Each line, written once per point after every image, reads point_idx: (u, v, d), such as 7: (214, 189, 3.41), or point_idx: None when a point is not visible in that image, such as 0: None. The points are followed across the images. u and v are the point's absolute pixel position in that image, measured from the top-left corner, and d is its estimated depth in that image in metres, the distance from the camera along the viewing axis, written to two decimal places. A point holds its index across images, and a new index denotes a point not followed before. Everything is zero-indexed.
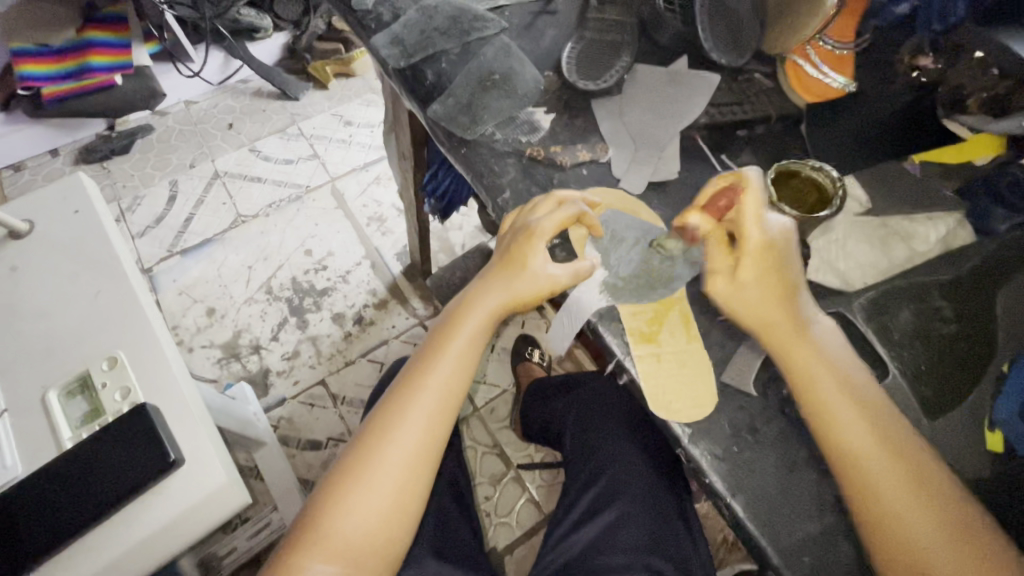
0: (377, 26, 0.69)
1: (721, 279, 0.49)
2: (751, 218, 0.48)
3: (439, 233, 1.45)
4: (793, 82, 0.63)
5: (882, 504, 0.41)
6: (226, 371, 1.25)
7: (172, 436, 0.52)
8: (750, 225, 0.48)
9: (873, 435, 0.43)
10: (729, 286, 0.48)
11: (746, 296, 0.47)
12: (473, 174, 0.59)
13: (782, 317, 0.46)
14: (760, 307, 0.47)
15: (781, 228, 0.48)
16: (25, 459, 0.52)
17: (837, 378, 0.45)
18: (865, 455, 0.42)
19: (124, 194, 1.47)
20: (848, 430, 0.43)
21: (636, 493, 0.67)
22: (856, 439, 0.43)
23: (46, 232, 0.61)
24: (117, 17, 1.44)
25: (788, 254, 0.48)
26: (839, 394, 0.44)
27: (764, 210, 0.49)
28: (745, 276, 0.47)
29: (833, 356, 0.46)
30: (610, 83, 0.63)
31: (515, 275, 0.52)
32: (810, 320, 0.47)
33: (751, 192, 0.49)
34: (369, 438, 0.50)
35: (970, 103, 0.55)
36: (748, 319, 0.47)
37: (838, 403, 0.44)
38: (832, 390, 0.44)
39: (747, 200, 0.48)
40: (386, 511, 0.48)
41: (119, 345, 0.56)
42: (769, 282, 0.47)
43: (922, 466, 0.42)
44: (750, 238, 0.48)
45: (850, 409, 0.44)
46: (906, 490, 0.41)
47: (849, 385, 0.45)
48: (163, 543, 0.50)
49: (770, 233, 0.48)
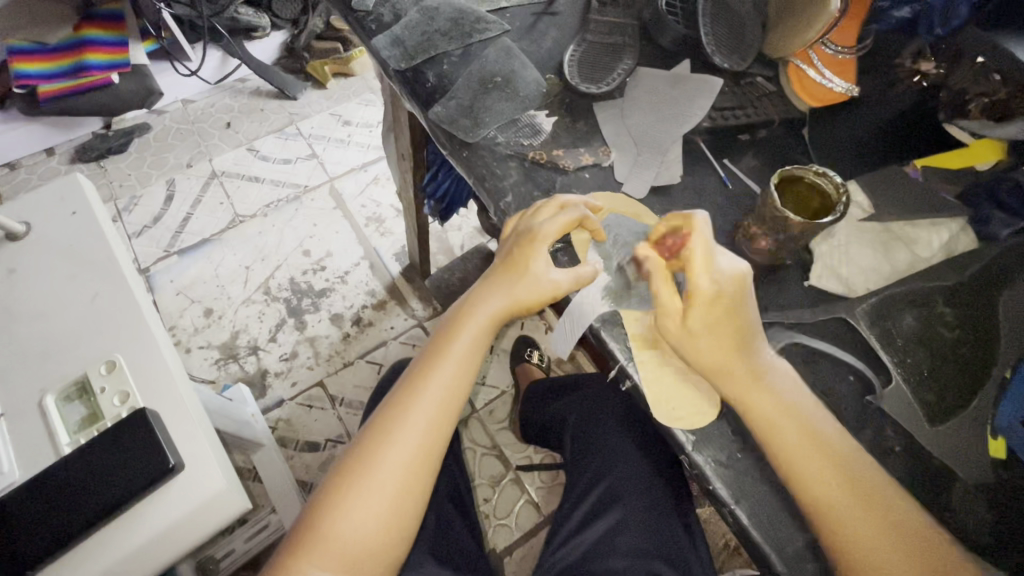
0: (377, 26, 0.69)
1: (672, 326, 0.46)
2: (699, 265, 0.45)
3: (438, 233, 1.45)
4: (796, 87, 0.62)
5: (847, 536, 0.41)
6: (224, 372, 1.24)
7: (171, 441, 0.51)
8: (699, 273, 0.45)
9: (831, 468, 0.43)
10: (677, 331, 0.46)
11: (698, 343, 0.46)
12: (475, 177, 0.59)
13: (733, 367, 0.45)
14: (714, 359, 0.45)
15: (728, 272, 0.46)
16: (23, 464, 0.52)
17: (797, 421, 0.44)
18: (824, 493, 0.42)
19: (120, 194, 1.46)
20: (806, 469, 0.43)
21: (637, 497, 0.67)
22: (812, 476, 0.43)
23: (43, 234, 0.60)
24: (114, 14, 1.43)
25: (738, 300, 0.46)
26: (798, 435, 0.44)
27: (712, 255, 0.46)
28: (693, 325, 0.45)
29: (783, 390, 0.46)
30: (611, 86, 0.63)
31: (516, 279, 0.52)
32: (766, 364, 0.46)
33: (698, 236, 0.46)
34: (368, 443, 0.49)
35: (971, 108, 0.56)
36: (700, 367, 0.46)
37: (792, 444, 0.44)
38: (793, 432, 0.44)
39: (695, 245, 0.46)
40: (386, 515, 0.48)
41: (118, 349, 0.55)
42: (717, 330, 0.45)
43: (881, 493, 0.42)
44: (700, 288, 0.45)
45: (805, 446, 0.43)
46: (867, 519, 0.41)
47: (800, 420, 0.45)
48: (163, 549, 0.49)
49: (720, 282, 0.45)
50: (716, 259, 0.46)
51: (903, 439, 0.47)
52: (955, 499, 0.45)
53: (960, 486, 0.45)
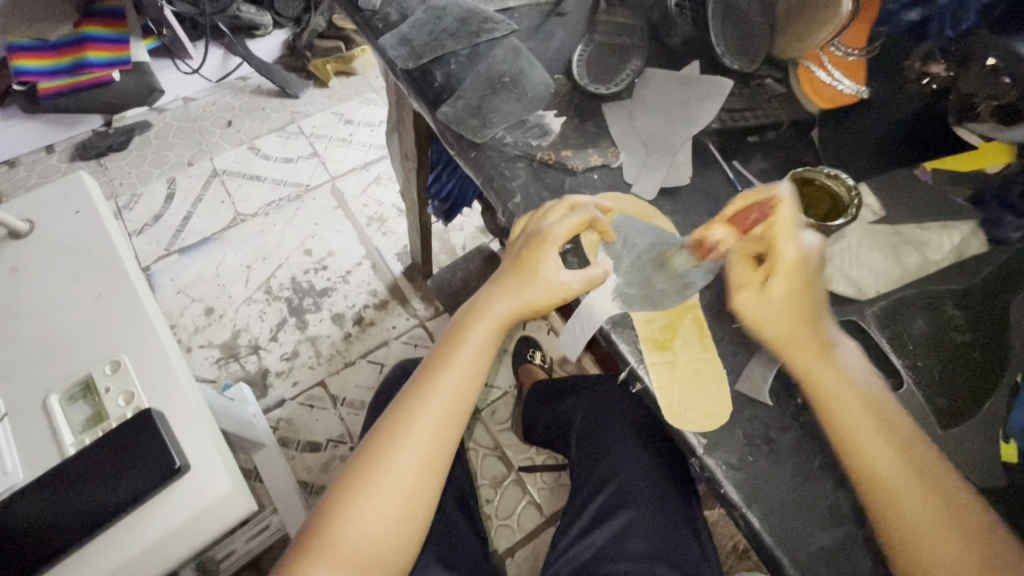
0: (384, 26, 0.68)
1: (752, 292, 0.48)
2: (786, 235, 0.47)
3: (440, 233, 1.44)
4: (806, 89, 0.62)
5: (906, 520, 0.41)
6: (225, 372, 1.24)
7: (177, 442, 0.51)
8: (786, 243, 0.47)
9: (890, 447, 0.43)
10: (756, 300, 0.47)
11: (775, 312, 0.47)
12: (483, 178, 0.59)
13: (809, 336, 0.46)
14: (791, 326, 0.46)
15: (812, 247, 0.48)
16: (26, 464, 0.51)
17: (851, 389, 0.45)
18: (887, 471, 0.42)
19: (121, 192, 1.45)
20: (867, 446, 0.43)
21: (645, 499, 0.67)
22: (876, 453, 0.43)
23: (47, 233, 0.60)
24: (115, 12, 1.41)
25: (817, 273, 0.48)
26: (852, 403, 0.44)
27: (798, 228, 0.48)
28: (776, 293, 0.47)
29: (847, 363, 0.46)
30: (620, 87, 0.62)
31: (526, 281, 0.51)
32: (834, 335, 0.47)
33: (786, 208, 0.48)
34: (377, 446, 0.49)
35: (980, 111, 0.54)
36: (774, 334, 0.47)
37: (857, 417, 0.44)
38: (846, 398, 0.45)
39: (783, 215, 0.47)
40: (395, 518, 0.48)
41: (122, 349, 0.55)
42: (799, 298, 0.46)
43: (938, 475, 0.42)
44: (785, 256, 0.47)
45: (867, 422, 0.43)
46: (926, 503, 0.41)
47: (854, 388, 0.45)
48: (168, 551, 0.49)
49: (803, 250, 0.47)
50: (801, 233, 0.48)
51: None
52: None
53: (972, 490, 0.45)
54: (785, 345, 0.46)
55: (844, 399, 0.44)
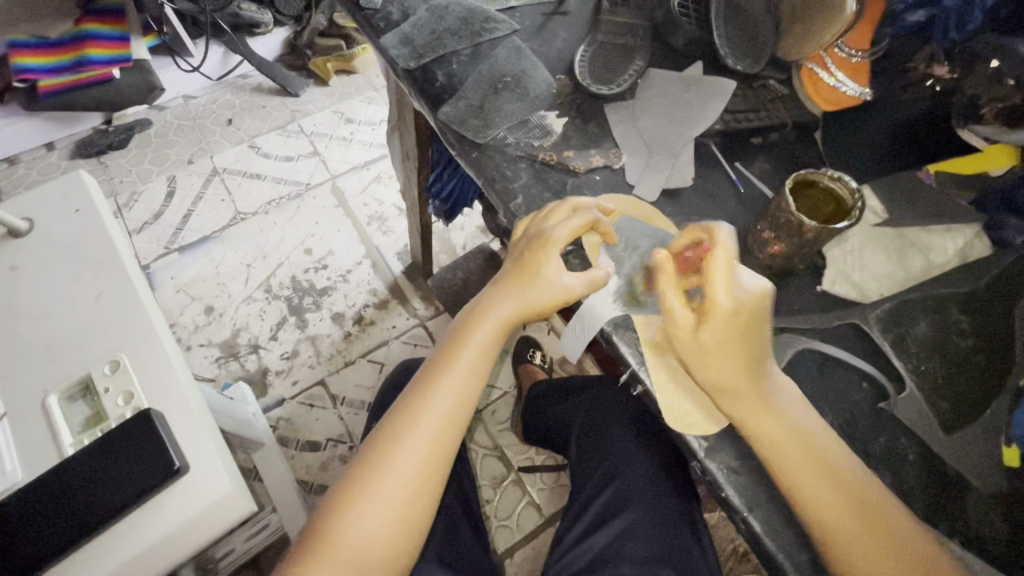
0: (386, 25, 0.68)
1: (683, 338, 0.46)
2: (718, 282, 0.45)
3: (440, 233, 1.44)
4: (808, 89, 0.62)
5: (859, 570, 0.41)
6: (224, 371, 1.24)
7: (177, 443, 0.50)
8: (719, 292, 0.45)
9: (844, 502, 0.42)
10: (692, 347, 0.46)
11: (710, 359, 0.45)
12: (485, 178, 0.58)
13: (749, 387, 0.45)
14: (730, 376, 0.45)
15: (753, 291, 0.46)
16: (25, 464, 0.51)
17: (785, 421, 0.44)
18: (839, 527, 0.41)
19: (121, 190, 1.45)
20: (821, 503, 0.42)
21: (646, 503, 0.67)
22: (830, 510, 0.42)
23: (48, 231, 0.60)
24: (117, 9, 1.40)
25: (759, 320, 0.45)
26: (783, 433, 0.44)
27: (733, 272, 0.46)
28: (707, 340, 0.45)
29: (797, 420, 0.45)
30: (622, 88, 0.62)
31: (527, 283, 0.51)
32: (772, 377, 0.46)
33: (717, 254, 0.46)
34: (378, 448, 0.49)
35: (984, 113, 0.53)
36: (716, 386, 0.45)
37: (808, 477, 0.42)
38: (781, 431, 0.44)
39: (714, 261, 0.46)
40: (396, 522, 0.48)
41: (122, 349, 0.54)
42: (733, 347, 0.45)
43: (894, 525, 0.42)
44: (718, 304, 0.45)
45: (820, 481, 0.42)
46: (879, 553, 0.41)
47: (785, 416, 0.45)
48: (168, 552, 0.48)
49: (739, 297, 0.45)
50: (735, 278, 0.46)
51: (917, 447, 0.46)
52: (969, 508, 0.45)
53: (974, 495, 0.45)
54: (721, 391, 0.45)
55: (797, 461, 0.43)
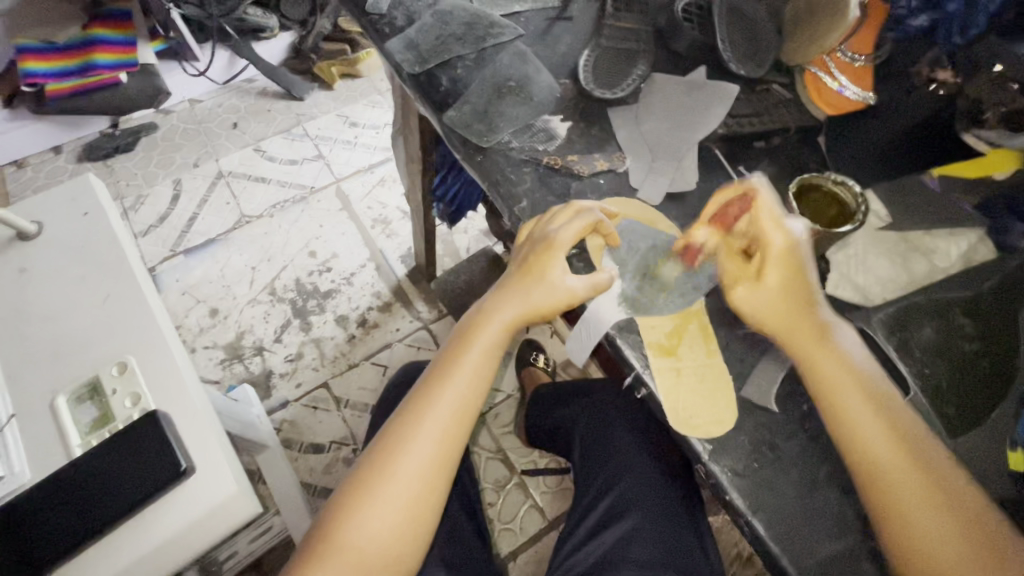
0: (391, 30, 0.69)
1: (745, 285, 0.48)
2: (770, 224, 0.48)
3: (443, 236, 1.44)
4: (813, 95, 0.62)
5: (926, 550, 0.40)
6: (229, 373, 1.24)
7: (183, 445, 0.51)
8: (772, 230, 0.48)
9: (915, 474, 0.42)
10: (751, 292, 0.47)
11: (771, 300, 0.47)
12: (489, 182, 0.59)
13: (803, 323, 0.46)
14: (778, 309, 0.47)
15: (801, 233, 0.48)
16: (33, 465, 0.52)
17: (857, 380, 0.45)
18: (910, 499, 0.41)
19: (127, 193, 1.46)
20: (891, 472, 0.42)
21: (648, 506, 0.67)
22: (900, 478, 0.42)
23: (55, 234, 0.60)
24: (124, 14, 1.43)
25: (808, 259, 0.48)
26: (852, 389, 0.45)
27: (783, 216, 0.49)
28: (767, 282, 0.47)
29: (866, 378, 0.45)
30: (626, 92, 0.63)
31: (531, 285, 0.52)
32: (830, 320, 0.48)
33: (762, 200, 0.49)
34: (384, 450, 0.49)
35: (987, 117, 0.55)
36: (771, 325, 0.47)
37: (883, 446, 0.43)
38: (851, 389, 0.45)
39: (761, 206, 0.49)
40: (401, 523, 0.48)
41: (129, 351, 0.55)
42: (792, 288, 0.47)
43: (966, 503, 0.41)
44: (773, 244, 0.47)
45: (893, 449, 0.42)
46: (952, 534, 0.40)
47: (857, 373, 0.45)
48: (175, 553, 0.49)
49: (792, 237, 0.48)
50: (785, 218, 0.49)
51: None
52: None
53: None
54: (780, 335, 0.47)
55: (871, 427, 0.43)
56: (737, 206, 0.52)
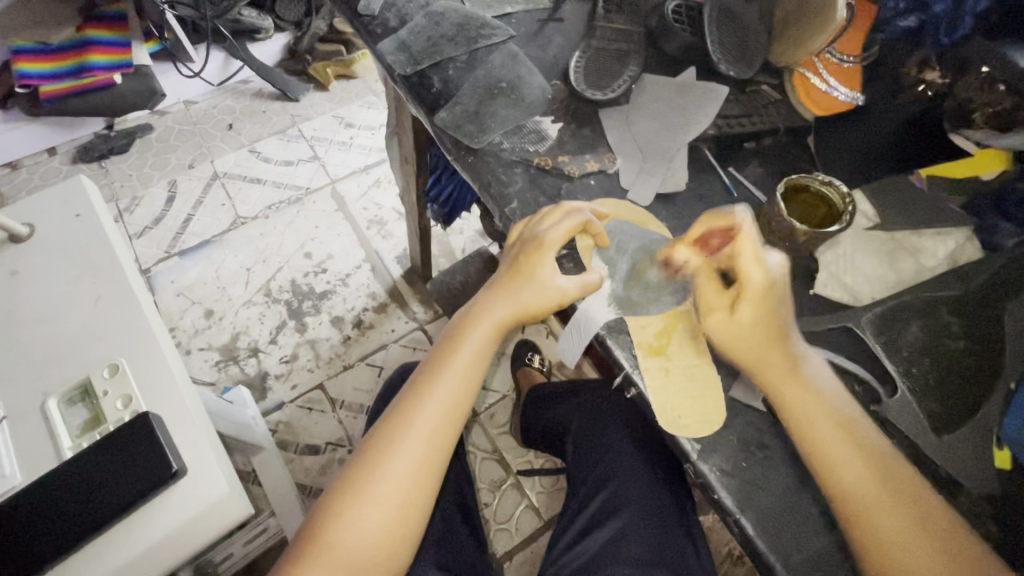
0: (383, 31, 0.69)
1: (718, 316, 0.48)
2: (751, 260, 0.48)
3: (439, 236, 1.45)
4: (801, 95, 0.62)
5: (886, 553, 0.40)
6: (224, 374, 1.24)
7: (174, 446, 0.51)
8: (752, 267, 0.48)
9: (874, 479, 0.42)
10: (725, 322, 0.48)
11: (742, 335, 0.47)
12: (480, 183, 0.59)
13: (772, 357, 0.46)
14: (737, 337, 0.47)
15: (776, 271, 0.49)
16: (24, 467, 0.52)
17: (827, 411, 0.45)
18: (870, 503, 0.41)
19: (122, 194, 1.46)
20: (848, 479, 0.42)
21: (639, 506, 0.67)
22: (858, 485, 0.42)
23: (48, 236, 0.60)
24: (118, 15, 1.43)
25: (783, 297, 0.49)
26: (823, 419, 0.44)
27: (763, 252, 0.49)
28: (742, 318, 0.47)
29: (836, 408, 0.45)
30: (617, 93, 0.63)
31: (521, 287, 0.52)
32: (802, 353, 0.47)
33: (747, 236, 0.49)
34: (374, 451, 0.49)
35: (975, 117, 0.55)
36: (739, 355, 0.47)
37: (843, 453, 0.43)
38: (823, 421, 0.44)
39: (744, 242, 0.48)
40: (390, 524, 0.48)
41: (121, 353, 0.55)
42: (766, 325, 0.47)
43: (941, 526, 0.41)
44: (751, 280, 0.47)
45: (852, 455, 0.43)
46: (913, 540, 0.40)
47: (827, 404, 0.45)
48: (166, 554, 0.49)
49: (769, 275, 0.48)
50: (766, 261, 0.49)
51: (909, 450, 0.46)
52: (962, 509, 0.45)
53: (966, 499, 0.45)
54: (749, 367, 0.47)
55: (830, 433, 0.44)
56: (719, 237, 0.53)
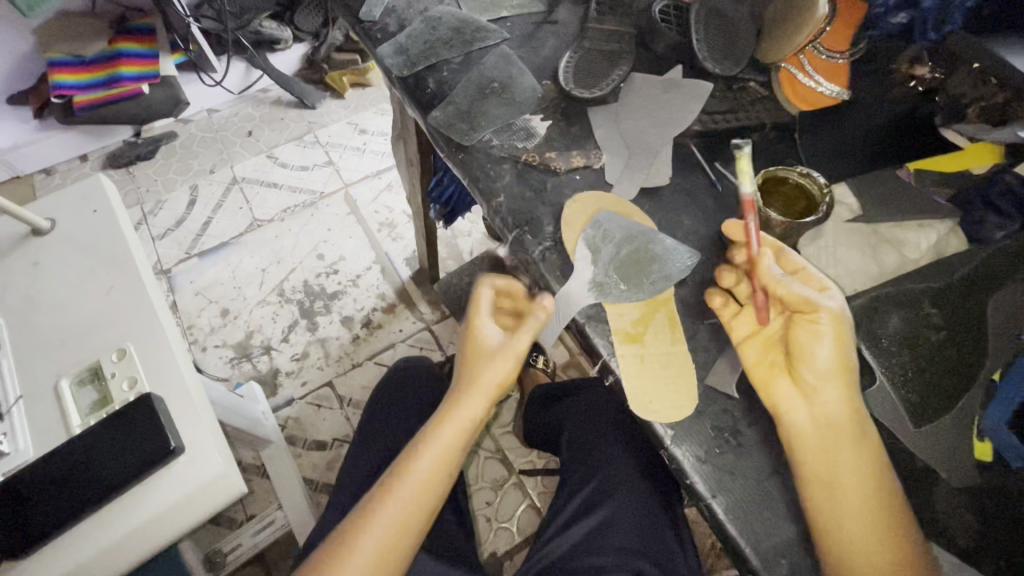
0: (383, 36, 0.72)
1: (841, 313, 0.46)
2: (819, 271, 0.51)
3: (448, 239, 1.47)
4: (786, 91, 0.62)
5: None
6: (237, 371, 1.29)
7: (174, 425, 0.54)
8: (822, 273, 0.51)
9: (878, 542, 0.42)
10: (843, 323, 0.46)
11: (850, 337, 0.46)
12: (470, 178, 0.61)
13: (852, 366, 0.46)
14: (841, 412, 0.44)
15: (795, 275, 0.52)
16: (36, 442, 0.55)
17: (864, 470, 0.43)
18: (862, 558, 0.42)
19: (146, 198, 1.53)
20: (852, 538, 0.43)
21: (625, 496, 0.67)
22: (857, 544, 0.42)
23: (67, 230, 0.64)
24: (148, 29, 1.48)
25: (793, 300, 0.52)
26: (854, 478, 0.43)
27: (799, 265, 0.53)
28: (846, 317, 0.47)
29: (876, 468, 0.44)
30: (604, 91, 0.64)
31: (474, 358, 0.56)
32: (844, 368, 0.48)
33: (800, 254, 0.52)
34: (374, 494, 0.53)
35: (969, 111, 0.56)
36: (849, 366, 0.45)
37: (857, 510, 0.43)
38: (850, 478, 0.43)
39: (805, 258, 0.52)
40: (381, 553, 0.50)
41: (129, 338, 0.58)
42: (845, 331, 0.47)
43: None
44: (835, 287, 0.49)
45: (863, 509, 0.43)
46: None
47: (864, 460, 0.44)
48: (164, 527, 0.52)
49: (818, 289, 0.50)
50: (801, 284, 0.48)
51: (886, 438, 0.47)
52: (937, 500, 0.45)
53: (944, 489, 0.45)
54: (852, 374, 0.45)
55: (857, 496, 0.43)
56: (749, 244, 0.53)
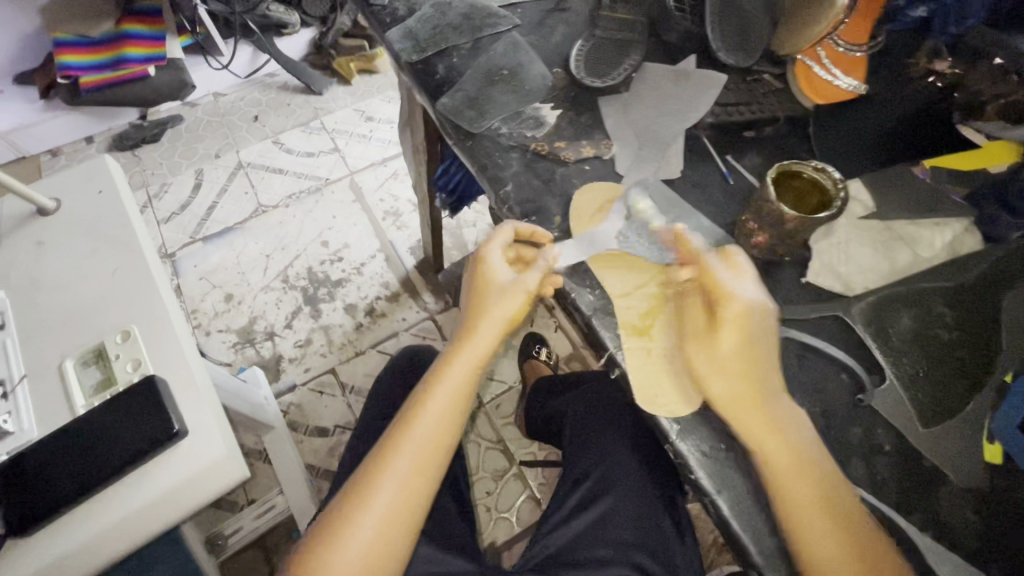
0: (392, 20, 0.71)
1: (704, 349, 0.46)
2: (723, 287, 0.46)
3: (452, 228, 1.47)
4: (802, 85, 0.62)
5: None
6: (240, 356, 1.29)
7: (177, 408, 0.53)
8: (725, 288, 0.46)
9: (832, 533, 0.41)
10: (710, 356, 0.45)
11: (725, 370, 0.45)
12: (477, 166, 0.60)
13: (752, 385, 0.44)
14: (751, 419, 0.44)
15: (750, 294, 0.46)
16: (40, 421, 0.55)
17: (798, 456, 0.43)
18: (820, 553, 0.41)
19: (152, 181, 1.52)
20: (809, 532, 0.42)
21: (628, 488, 0.67)
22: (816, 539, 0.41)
23: (71, 210, 0.64)
24: (154, 10, 1.46)
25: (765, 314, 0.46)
26: (793, 466, 0.43)
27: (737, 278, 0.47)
28: (725, 348, 0.45)
29: (807, 450, 0.44)
30: (617, 81, 0.63)
31: (482, 296, 0.53)
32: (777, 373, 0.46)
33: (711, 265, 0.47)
34: (361, 480, 0.50)
35: (988, 109, 0.56)
36: (729, 399, 0.45)
37: (805, 500, 0.42)
38: (791, 467, 0.43)
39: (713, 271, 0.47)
40: (377, 540, 0.48)
41: (133, 320, 0.58)
42: (744, 356, 0.44)
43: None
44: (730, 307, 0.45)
45: (809, 502, 0.42)
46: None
47: (795, 445, 0.44)
48: (166, 509, 0.52)
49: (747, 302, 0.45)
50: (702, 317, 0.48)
51: (893, 438, 0.46)
52: (944, 502, 0.45)
53: (951, 490, 0.45)
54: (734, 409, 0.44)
55: (799, 486, 0.42)
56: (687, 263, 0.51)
